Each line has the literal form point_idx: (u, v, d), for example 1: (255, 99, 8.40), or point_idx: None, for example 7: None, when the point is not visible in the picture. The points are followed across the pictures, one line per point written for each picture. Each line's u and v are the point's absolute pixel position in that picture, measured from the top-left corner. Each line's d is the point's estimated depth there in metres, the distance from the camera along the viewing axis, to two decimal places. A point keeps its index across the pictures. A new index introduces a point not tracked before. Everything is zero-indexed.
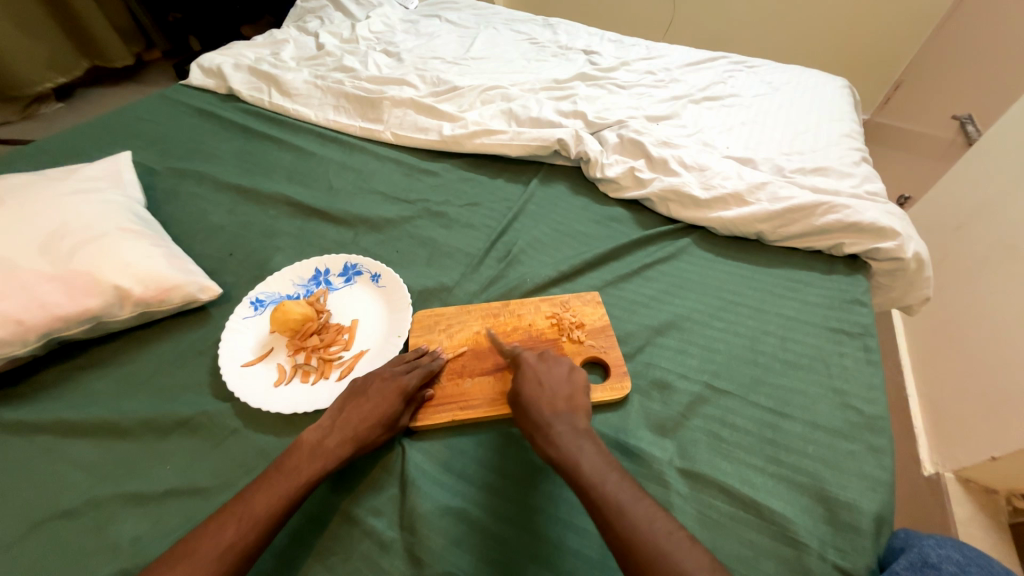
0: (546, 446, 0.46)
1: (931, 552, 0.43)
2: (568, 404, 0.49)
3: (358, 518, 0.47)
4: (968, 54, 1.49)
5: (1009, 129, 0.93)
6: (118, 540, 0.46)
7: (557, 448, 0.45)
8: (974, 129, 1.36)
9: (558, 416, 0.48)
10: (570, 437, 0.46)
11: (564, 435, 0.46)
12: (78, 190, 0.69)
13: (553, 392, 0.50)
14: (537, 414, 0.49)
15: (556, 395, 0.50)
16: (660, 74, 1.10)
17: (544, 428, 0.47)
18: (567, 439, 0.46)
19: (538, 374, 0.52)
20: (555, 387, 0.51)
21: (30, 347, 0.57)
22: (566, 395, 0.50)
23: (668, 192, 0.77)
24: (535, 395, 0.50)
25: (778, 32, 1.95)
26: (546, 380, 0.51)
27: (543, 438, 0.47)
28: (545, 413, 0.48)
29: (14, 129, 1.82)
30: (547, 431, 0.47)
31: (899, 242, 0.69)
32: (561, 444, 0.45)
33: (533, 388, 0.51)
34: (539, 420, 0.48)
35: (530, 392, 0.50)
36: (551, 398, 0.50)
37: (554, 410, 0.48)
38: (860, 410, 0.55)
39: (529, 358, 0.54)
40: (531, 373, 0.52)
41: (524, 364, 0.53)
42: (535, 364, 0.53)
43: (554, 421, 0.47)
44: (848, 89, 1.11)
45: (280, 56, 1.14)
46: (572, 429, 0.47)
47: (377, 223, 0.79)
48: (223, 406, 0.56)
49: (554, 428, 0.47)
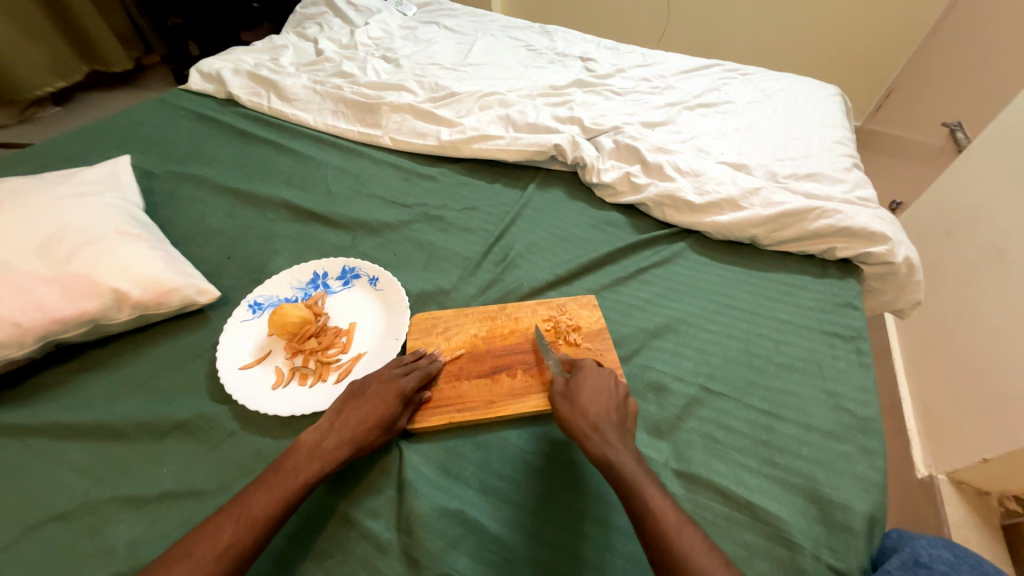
0: (601, 447, 0.46)
1: (922, 552, 0.43)
2: (624, 416, 0.49)
3: (355, 521, 0.48)
4: (957, 63, 1.52)
5: (998, 137, 0.95)
6: (114, 543, 0.46)
7: (615, 453, 0.45)
8: (963, 136, 1.38)
9: (618, 425, 0.48)
10: (627, 449, 0.46)
11: (621, 444, 0.46)
12: (77, 193, 0.69)
13: (614, 400, 0.50)
14: (597, 416, 0.48)
15: (615, 403, 0.50)
16: (655, 81, 1.12)
17: (602, 431, 0.47)
18: (625, 449, 0.45)
19: (601, 381, 0.52)
20: (615, 396, 0.51)
21: (27, 350, 0.57)
22: (625, 408, 0.50)
23: (663, 197, 0.78)
24: (597, 399, 0.50)
25: (772, 40, 1.98)
26: (609, 388, 0.51)
27: (600, 439, 0.46)
28: (605, 418, 0.48)
29: (11, 132, 1.82)
30: (607, 434, 0.46)
31: (889, 247, 0.70)
32: (619, 451, 0.45)
33: (597, 393, 0.50)
34: (597, 421, 0.47)
35: (593, 397, 0.50)
36: (612, 405, 0.49)
37: (614, 418, 0.48)
38: (852, 412, 0.55)
39: (592, 366, 0.54)
40: (595, 380, 0.52)
41: (588, 371, 0.53)
42: (599, 373, 0.53)
43: (614, 428, 0.47)
44: (840, 96, 1.13)
45: (280, 62, 1.15)
46: (628, 441, 0.47)
47: (375, 227, 0.80)
48: (221, 408, 0.56)
49: (613, 434, 0.46)
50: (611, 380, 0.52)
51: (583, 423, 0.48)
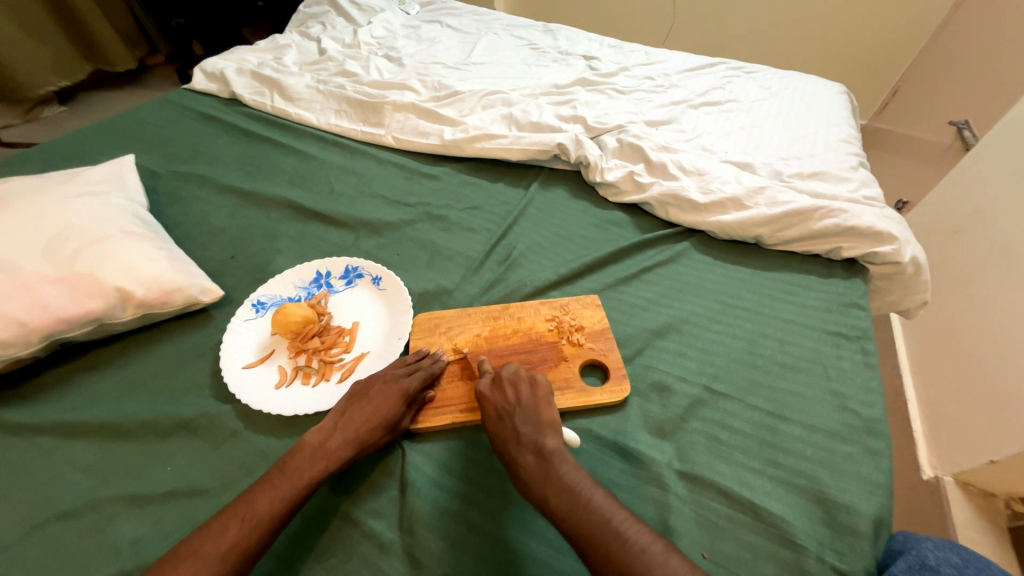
0: (519, 483, 0.46)
1: (929, 555, 0.43)
2: (530, 427, 0.49)
3: (358, 521, 0.47)
4: (965, 60, 1.50)
5: (1004, 136, 0.94)
6: (116, 542, 0.46)
7: (526, 484, 0.45)
8: (971, 134, 1.38)
9: (524, 446, 0.47)
10: (538, 467, 0.45)
11: (530, 466, 0.46)
12: (81, 192, 0.69)
13: (514, 421, 0.49)
14: (505, 449, 0.48)
15: (516, 422, 0.49)
16: (659, 80, 1.11)
17: (512, 464, 0.47)
18: (535, 471, 0.45)
19: (499, 404, 0.51)
20: (517, 413, 0.50)
21: (32, 349, 0.57)
22: (528, 418, 0.49)
23: (667, 196, 0.78)
24: (499, 430, 0.49)
25: (776, 39, 1.97)
26: (508, 408, 0.51)
27: (514, 474, 0.46)
28: (511, 447, 0.48)
29: (17, 132, 1.84)
30: (516, 466, 0.46)
31: (896, 247, 0.69)
32: (530, 479, 0.45)
33: (497, 423, 0.50)
34: (507, 456, 0.47)
35: (496, 429, 0.50)
36: (511, 429, 0.49)
37: (517, 441, 0.48)
38: (858, 413, 0.55)
39: (484, 388, 0.53)
40: (491, 406, 0.51)
41: (482, 397, 0.52)
42: (492, 394, 0.52)
43: (518, 453, 0.47)
44: (846, 94, 1.12)
45: (283, 61, 1.15)
46: (537, 455, 0.46)
47: (378, 226, 0.80)
48: (224, 408, 0.56)
49: (521, 462, 0.46)
50: (510, 397, 0.52)
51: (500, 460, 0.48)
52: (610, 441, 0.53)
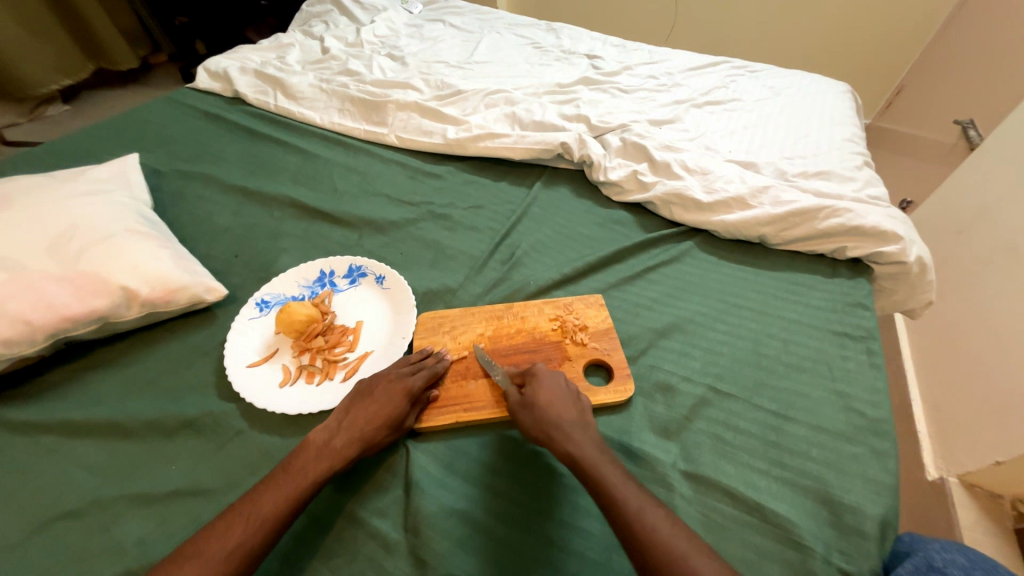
0: (564, 443, 0.46)
1: (936, 556, 0.43)
2: (581, 413, 0.50)
3: (363, 520, 0.48)
4: (970, 59, 1.50)
5: (1010, 135, 0.94)
6: (123, 541, 0.47)
7: (578, 446, 0.46)
8: (976, 133, 1.37)
9: (577, 422, 0.48)
10: (591, 443, 0.46)
11: (585, 442, 0.46)
12: (86, 191, 0.70)
13: (570, 400, 0.50)
14: (560, 418, 0.48)
15: (572, 404, 0.50)
16: (662, 79, 1.11)
17: (562, 429, 0.47)
18: (589, 442, 0.46)
19: (556, 384, 0.52)
20: (571, 396, 0.51)
21: (37, 347, 0.58)
22: (579, 405, 0.51)
23: (671, 196, 0.78)
24: (553, 402, 0.50)
25: (780, 37, 1.96)
26: (567, 391, 0.52)
27: (561, 435, 0.47)
28: (565, 417, 0.48)
29: (21, 131, 1.84)
30: (568, 431, 0.47)
31: (902, 246, 0.69)
32: (582, 445, 0.46)
33: (554, 395, 0.51)
34: (558, 421, 0.48)
35: (550, 400, 0.50)
36: (569, 405, 0.50)
37: (572, 416, 0.49)
38: (863, 413, 0.55)
39: (543, 371, 0.54)
40: (547, 384, 0.52)
41: (542, 375, 0.53)
42: (553, 376, 0.53)
43: (576, 426, 0.48)
44: (850, 93, 1.11)
45: (286, 60, 1.15)
46: (591, 435, 0.47)
47: (381, 225, 0.80)
48: (229, 407, 0.56)
49: (575, 430, 0.47)
50: (567, 384, 0.53)
51: (545, 427, 0.48)
52: (614, 440, 0.53)
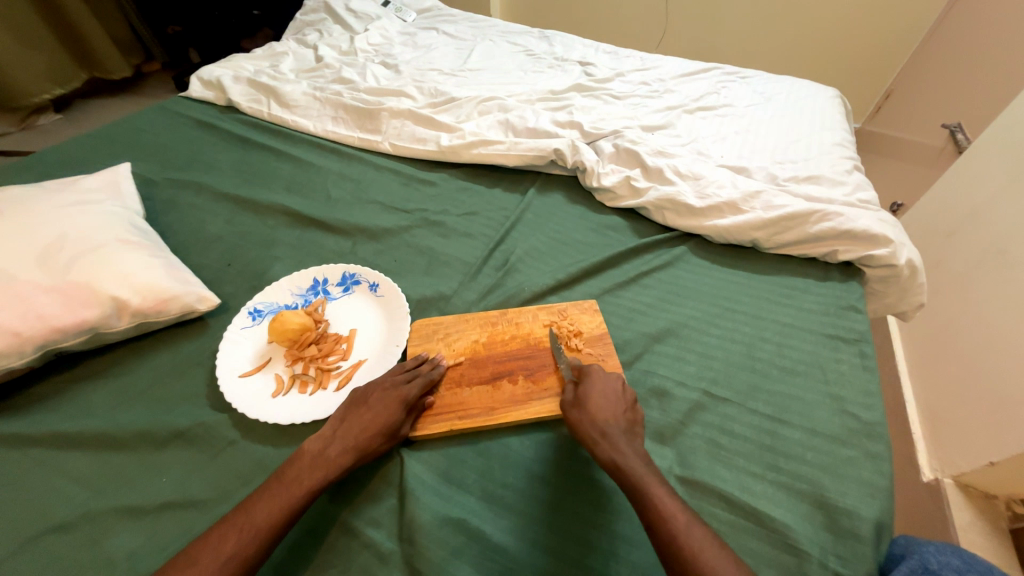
0: (610, 451, 0.46)
1: (931, 559, 0.43)
2: (630, 422, 0.49)
3: (357, 530, 0.47)
4: (957, 63, 1.52)
5: (998, 139, 0.95)
6: (112, 554, 0.46)
7: (624, 456, 0.45)
8: (963, 137, 1.39)
9: (626, 433, 0.47)
10: (636, 453, 0.46)
11: (630, 450, 0.46)
12: (78, 201, 0.69)
13: (621, 405, 0.50)
14: (608, 424, 0.48)
15: (623, 410, 0.50)
16: (654, 85, 1.12)
17: (609, 437, 0.47)
18: (633, 453, 0.45)
19: (609, 389, 0.51)
20: (622, 403, 0.50)
21: (26, 359, 0.57)
22: (630, 413, 0.50)
23: (663, 201, 0.78)
24: (604, 407, 0.49)
25: (770, 44, 1.99)
26: (619, 397, 0.51)
27: (607, 444, 0.46)
28: (613, 423, 0.48)
29: (12, 140, 1.83)
30: (615, 440, 0.46)
31: (892, 249, 0.70)
32: (628, 456, 0.45)
33: (604, 399, 0.50)
34: (606, 426, 0.47)
35: (601, 403, 0.50)
36: (620, 411, 0.49)
37: (622, 425, 0.48)
38: (857, 416, 0.55)
39: (599, 373, 0.54)
40: (601, 388, 0.51)
41: (596, 379, 0.53)
42: (607, 381, 0.53)
43: (621, 434, 0.47)
44: (840, 98, 1.12)
45: (280, 69, 1.16)
46: (636, 446, 0.47)
47: (375, 232, 0.79)
48: (220, 417, 0.56)
49: (621, 440, 0.46)
50: (621, 388, 0.52)
51: (591, 431, 0.48)
52: None
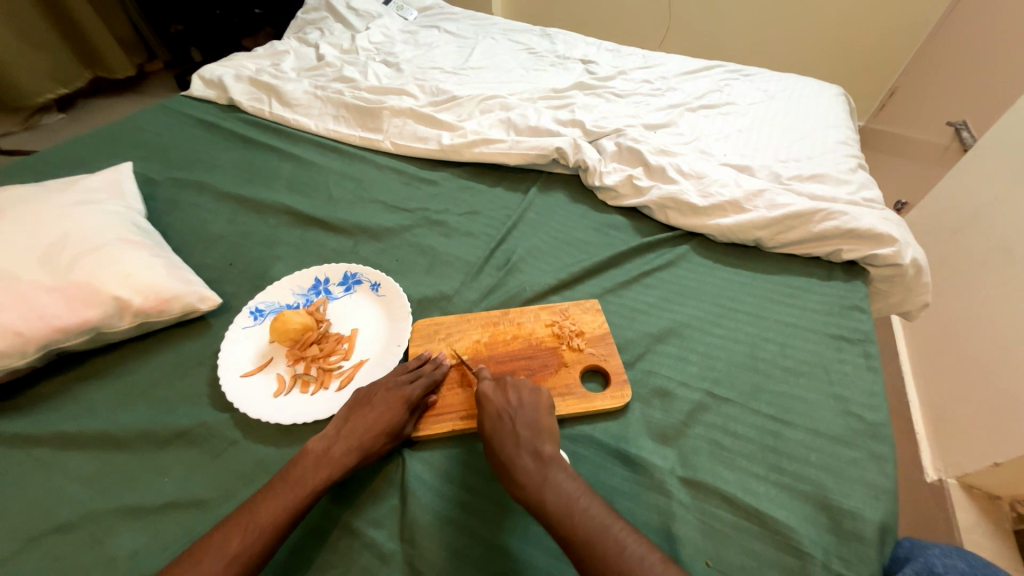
0: (512, 484, 0.46)
1: (937, 562, 0.43)
2: (530, 430, 0.49)
3: (358, 531, 0.47)
4: (963, 61, 1.50)
5: (1003, 138, 0.94)
6: (114, 554, 0.46)
7: (521, 485, 0.45)
8: (969, 135, 1.37)
9: (524, 447, 0.48)
10: (535, 470, 0.46)
11: (528, 470, 0.46)
12: (79, 201, 0.69)
13: (513, 422, 0.50)
14: (501, 450, 0.48)
15: (520, 423, 0.50)
16: (657, 83, 1.12)
17: (509, 465, 0.47)
18: (529, 474, 0.45)
19: (496, 406, 0.51)
20: (515, 418, 0.50)
21: (29, 359, 0.57)
22: (530, 421, 0.50)
23: (667, 200, 0.78)
24: (497, 429, 0.49)
25: (774, 41, 1.97)
26: (509, 411, 0.51)
27: (509, 475, 0.46)
28: (507, 448, 0.48)
29: (17, 140, 1.84)
30: (512, 466, 0.46)
31: (897, 249, 0.69)
32: (525, 477, 0.45)
33: (494, 422, 0.50)
34: (502, 456, 0.48)
35: (491, 425, 0.50)
36: (513, 428, 0.49)
37: (516, 442, 0.48)
38: (861, 417, 0.54)
39: (488, 388, 0.53)
40: (490, 407, 0.51)
41: (483, 397, 0.52)
42: (495, 396, 0.52)
43: (517, 456, 0.47)
44: (844, 96, 1.11)
45: (281, 67, 1.15)
46: (536, 457, 0.47)
47: (377, 232, 0.79)
48: (222, 416, 0.56)
49: (517, 465, 0.46)
50: (510, 399, 0.52)
51: (495, 461, 0.48)
52: (611, 447, 0.53)
